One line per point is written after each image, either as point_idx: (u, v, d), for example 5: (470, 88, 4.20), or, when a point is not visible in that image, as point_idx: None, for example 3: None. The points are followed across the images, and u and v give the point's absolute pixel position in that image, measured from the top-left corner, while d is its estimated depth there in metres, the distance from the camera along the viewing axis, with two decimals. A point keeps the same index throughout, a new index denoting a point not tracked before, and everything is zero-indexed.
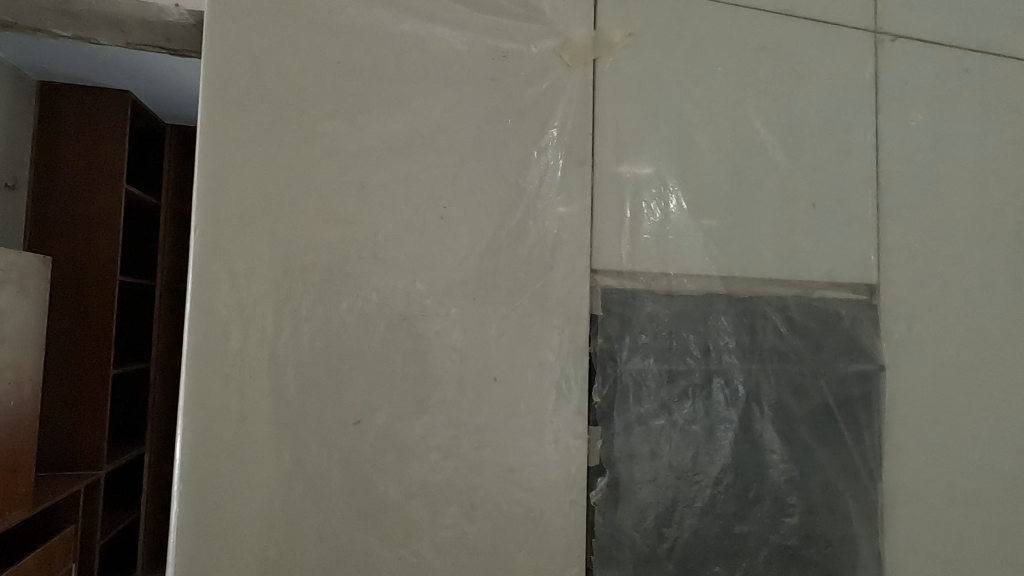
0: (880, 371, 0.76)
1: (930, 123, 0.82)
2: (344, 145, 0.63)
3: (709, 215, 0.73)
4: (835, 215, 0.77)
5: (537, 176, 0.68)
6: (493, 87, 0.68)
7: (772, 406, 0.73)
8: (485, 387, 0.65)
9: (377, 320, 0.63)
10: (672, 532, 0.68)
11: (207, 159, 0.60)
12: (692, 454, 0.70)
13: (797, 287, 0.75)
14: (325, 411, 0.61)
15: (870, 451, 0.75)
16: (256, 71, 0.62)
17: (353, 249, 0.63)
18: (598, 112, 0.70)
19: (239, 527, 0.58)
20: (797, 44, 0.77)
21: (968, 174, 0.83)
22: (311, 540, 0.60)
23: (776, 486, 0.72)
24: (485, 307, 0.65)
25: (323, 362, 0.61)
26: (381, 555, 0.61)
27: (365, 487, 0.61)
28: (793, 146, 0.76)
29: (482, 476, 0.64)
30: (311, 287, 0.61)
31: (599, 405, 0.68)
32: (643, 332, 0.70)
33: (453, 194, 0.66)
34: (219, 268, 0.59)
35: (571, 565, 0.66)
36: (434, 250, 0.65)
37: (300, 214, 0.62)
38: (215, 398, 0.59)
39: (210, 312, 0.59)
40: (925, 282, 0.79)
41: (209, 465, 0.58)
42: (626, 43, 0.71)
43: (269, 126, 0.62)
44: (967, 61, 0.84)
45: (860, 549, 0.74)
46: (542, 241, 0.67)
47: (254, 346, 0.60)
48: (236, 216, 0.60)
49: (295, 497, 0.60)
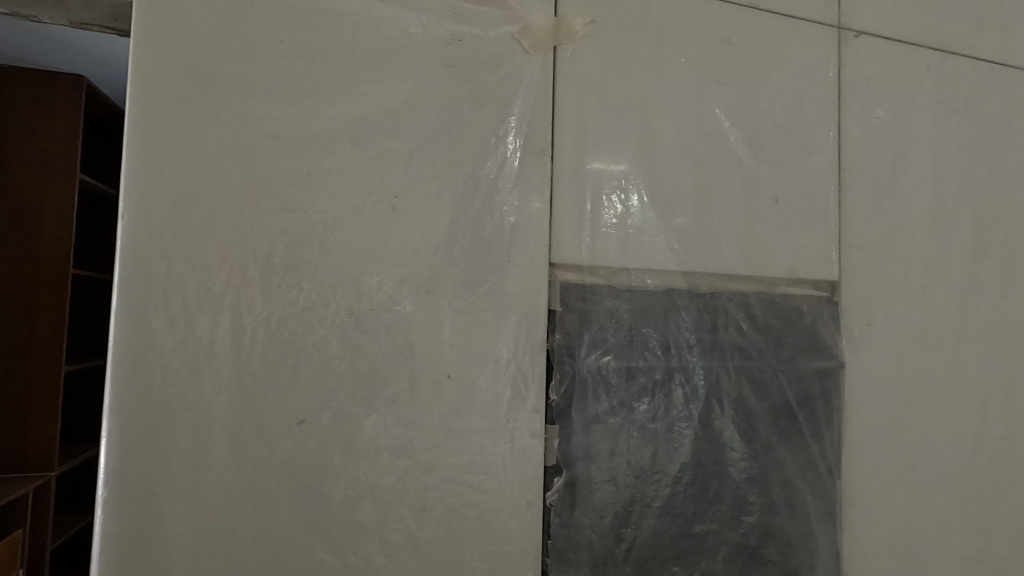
0: (840, 367, 0.76)
1: (891, 120, 0.82)
2: (289, 129, 0.60)
3: (671, 209, 0.71)
4: (798, 210, 0.76)
5: (494, 166, 0.66)
6: (449, 72, 0.65)
7: (732, 403, 0.72)
8: (438, 385, 0.62)
9: (324, 316, 0.60)
10: (630, 532, 0.67)
11: (138, 141, 0.56)
12: (651, 453, 0.69)
13: (759, 284, 0.74)
14: (267, 410, 0.58)
15: (829, 449, 0.75)
16: (194, 50, 0.58)
17: (298, 239, 0.60)
18: (559, 101, 0.68)
19: (170, 534, 0.55)
20: (761, 37, 0.76)
21: (926, 172, 0.83)
22: (250, 547, 0.56)
23: (735, 483, 0.71)
24: (439, 302, 0.63)
25: (264, 358, 0.58)
26: (327, 561, 0.58)
27: (309, 490, 0.58)
28: (756, 141, 0.75)
29: (434, 477, 0.62)
30: (252, 280, 0.58)
31: (556, 403, 0.66)
32: (603, 328, 0.68)
33: (406, 183, 0.63)
34: (152, 259, 0.56)
35: (526, 568, 0.64)
36: (385, 242, 0.62)
37: (240, 202, 0.58)
38: (145, 397, 0.55)
39: (140, 306, 0.55)
40: (884, 279, 0.80)
41: (138, 469, 0.54)
42: (588, 31, 0.69)
43: (207, 108, 0.58)
44: (928, 59, 0.84)
45: (819, 545, 0.74)
46: (499, 234, 0.65)
47: (189, 340, 0.56)
48: (170, 204, 0.57)
49: (234, 501, 0.56)
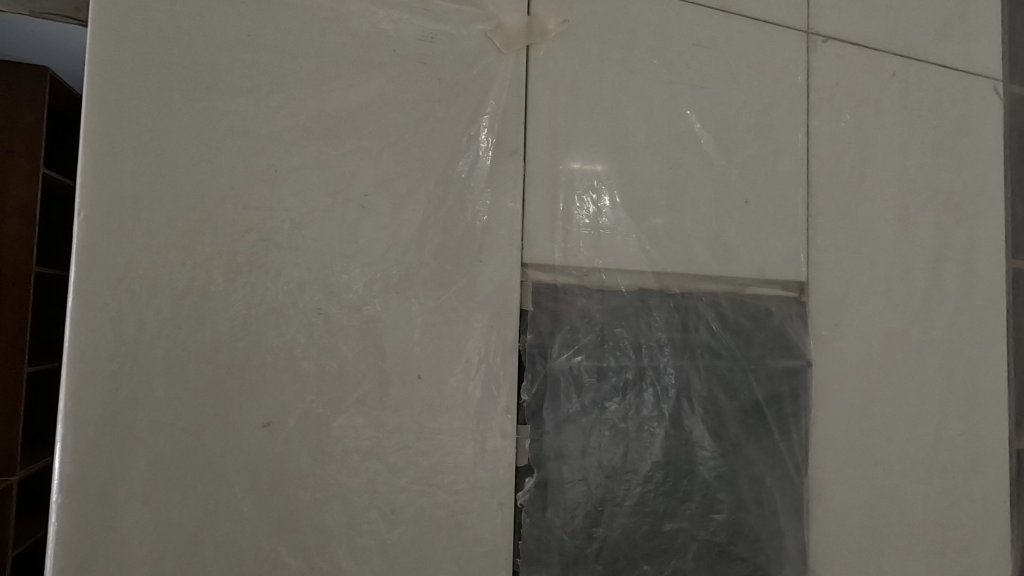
0: (807, 366, 0.77)
1: (857, 124, 0.84)
2: (255, 124, 0.59)
3: (644, 210, 0.72)
4: (768, 212, 0.77)
5: (466, 165, 0.65)
6: (421, 70, 0.64)
7: (702, 402, 0.72)
8: (407, 386, 0.62)
9: (291, 315, 0.59)
10: (601, 532, 0.67)
11: (96, 137, 0.54)
12: (622, 452, 0.69)
13: (729, 284, 0.75)
14: (231, 411, 0.56)
15: (797, 447, 0.76)
16: (155, 42, 0.57)
17: (264, 237, 0.58)
18: (532, 100, 0.68)
19: (128, 538, 0.53)
20: (733, 40, 0.77)
21: (891, 175, 0.85)
22: (212, 552, 0.55)
23: (705, 482, 0.72)
24: (409, 301, 0.62)
25: (228, 358, 0.57)
26: (292, 566, 0.57)
27: (274, 494, 0.57)
28: (727, 142, 0.76)
29: (404, 478, 0.61)
30: (215, 278, 0.57)
31: (528, 403, 0.66)
32: (575, 328, 0.68)
33: (375, 181, 0.62)
34: (110, 256, 0.54)
35: (497, 569, 0.63)
36: (354, 241, 0.61)
37: (204, 199, 0.57)
38: (103, 399, 0.53)
39: (97, 305, 0.54)
40: (851, 280, 0.81)
41: (95, 473, 0.53)
42: (561, 31, 0.69)
43: (169, 101, 0.57)
44: (894, 65, 0.86)
45: (787, 541, 0.75)
46: (471, 233, 0.65)
47: (148, 340, 0.55)
48: (128, 200, 0.55)
49: (195, 506, 0.55)
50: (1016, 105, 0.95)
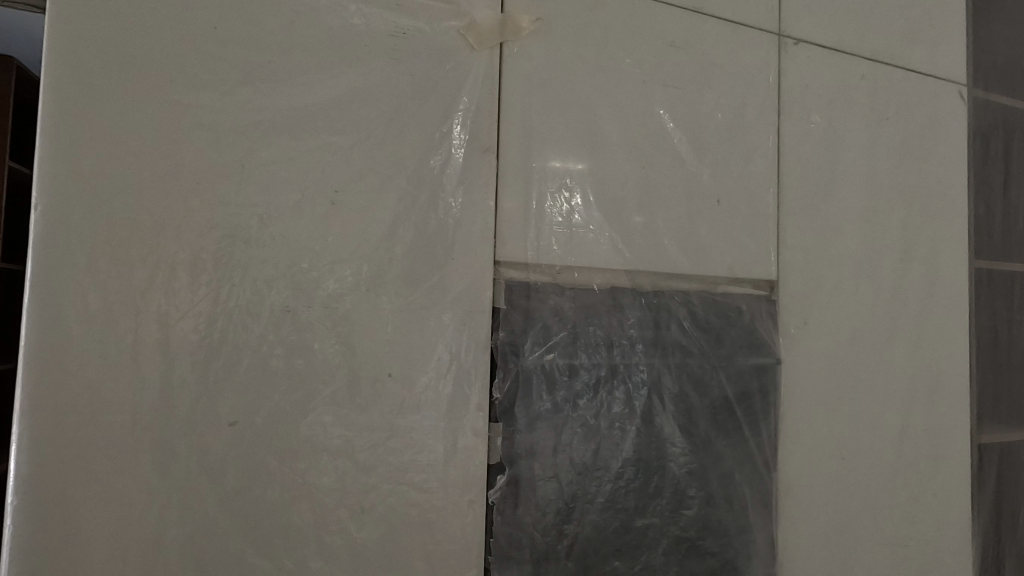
0: (776, 363, 0.79)
1: (827, 126, 0.85)
2: (222, 118, 0.58)
3: (617, 208, 0.72)
4: (739, 211, 0.78)
5: (439, 162, 0.65)
6: (393, 66, 0.64)
7: (673, 399, 0.73)
8: (378, 384, 0.61)
9: (258, 313, 0.58)
10: (572, 528, 0.68)
11: (53, 127, 0.53)
12: (593, 449, 0.69)
13: (701, 282, 0.76)
14: (195, 410, 0.55)
15: (766, 442, 0.78)
16: (116, 33, 0.55)
17: (230, 233, 0.57)
18: (505, 98, 0.68)
19: (87, 540, 0.52)
20: (705, 41, 0.78)
21: (859, 176, 0.87)
22: (176, 553, 0.54)
23: (675, 477, 0.72)
24: (380, 299, 0.62)
25: (194, 357, 0.56)
26: (259, 566, 0.56)
27: (240, 495, 0.56)
28: (699, 142, 0.77)
29: (374, 477, 0.61)
30: (180, 275, 0.56)
31: (500, 400, 0.66)
32: (547, 326, 0.68)
33: (346, 178, 0.61)
34: (70, 254, 0.53)
35: (468, 567, 0.63)
36: (324, 237, 0.60)
37: (167, 194, 0.56)
38: (60, 398, 0.52)
39: (55, 302, 0.52)
40: (819, 279, 0.83)
41: (52, 474, 0.51)
42: (534, 28, 0.69)
43: (131, 94, 0.55)
44: (862, 68, 0.88)
45: (755, 535, 0.76)
46: (443, 230, 0.64)
47: (109, 339, 0.54)
48: (89, 196, 0.54)
49: (157, 506, 0.54)
50: (979, 109, 0.98)
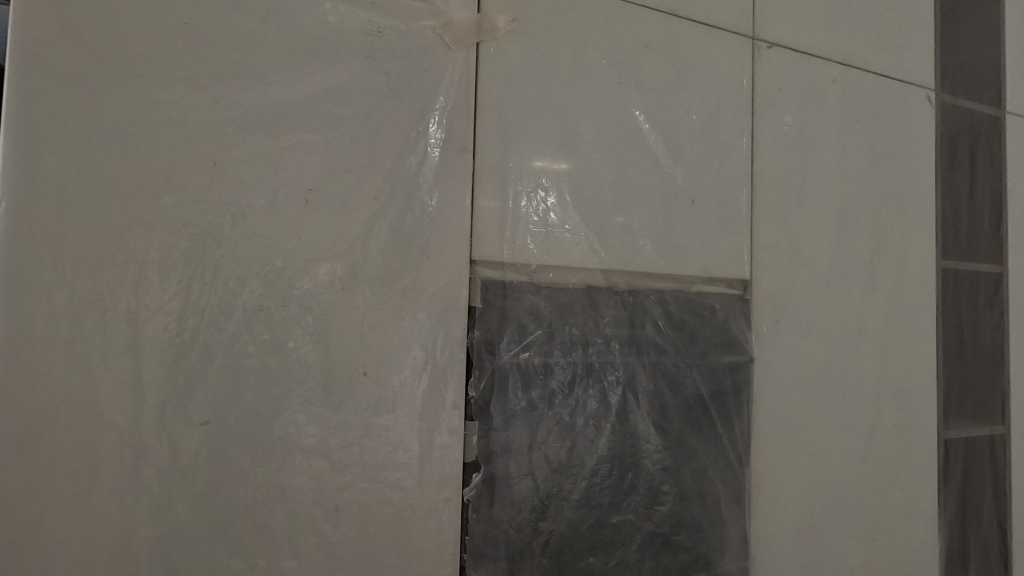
0: (749, 362, 0.80)
1: (799, 128, 0.87)
2: (193, 116, 0.57)
3: (593, 207, 0.73)
4: (713, 211, 0.80)
5: (415, 161, 0.65)
6: (368, 65, 0.64)
7: (648, 397, 0.74)
8: (352, 384, 0.61)
9: (230, 313, 0.57)
10: (547, 525, 0.68)
11: (17, 124, 0.52)
12: (569, 446, 0.70)
13: (676, 281, 0.77)
14: (166, 411, 0.55)
15: (739, 439, 0.79)
16: (84, 28, 0.54)
17: (201, 232, 0.57)
18: (481, 97, 0.68)
19: (53, 541, 0.51)
20: (680, 43, 0.79)
21: (830, 177, 0.89)
22: (145, 554, 0.54)
23: (650, 474, 0.73)
24: (355, 298, 0.62)
25: (164, 356, 0.55)
26: (231, 566, 0.56)
27: (212, 495, 0.56)
28: (674, 143, 0.78)
29: (348, 477, 0.60)
30: (150, 274, 0.55)
31: (476, 399, 0.66)
32: (523, 324, 0.69)
33: (321, 176, 0.61)
34: (35, 251, 0.52)
35: (443, 564, 0.63)
36: (298, 235, 0.60)
37: (137, 191, 0.55)
38: (24, 398, 0.51)
39: (20, 300, 0.51)
40: (792, 278, 0.84)
41: (16, 476, 0.50)
42: (510, 28, 0.70)
43: (99, 89, 0.54)
44: (833, 72, 0.90)
45: (728, 530, 0.77)
46: (419, 229, 0.65)
47: (76, 337, 0.53)
48: (55, 192, 0.53)
49: (126, 505, 0.53)
50: (946, 112, 1.01)
